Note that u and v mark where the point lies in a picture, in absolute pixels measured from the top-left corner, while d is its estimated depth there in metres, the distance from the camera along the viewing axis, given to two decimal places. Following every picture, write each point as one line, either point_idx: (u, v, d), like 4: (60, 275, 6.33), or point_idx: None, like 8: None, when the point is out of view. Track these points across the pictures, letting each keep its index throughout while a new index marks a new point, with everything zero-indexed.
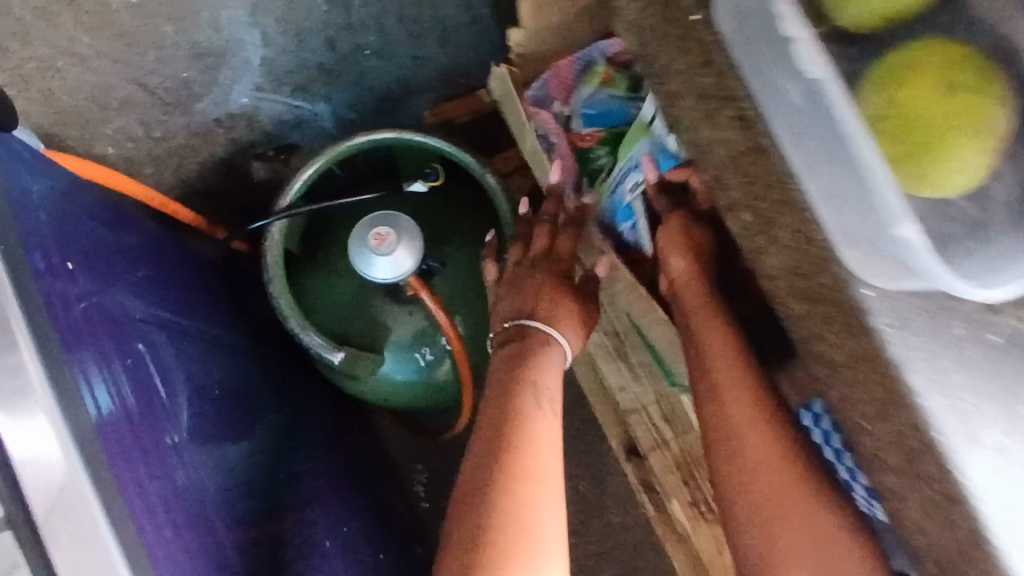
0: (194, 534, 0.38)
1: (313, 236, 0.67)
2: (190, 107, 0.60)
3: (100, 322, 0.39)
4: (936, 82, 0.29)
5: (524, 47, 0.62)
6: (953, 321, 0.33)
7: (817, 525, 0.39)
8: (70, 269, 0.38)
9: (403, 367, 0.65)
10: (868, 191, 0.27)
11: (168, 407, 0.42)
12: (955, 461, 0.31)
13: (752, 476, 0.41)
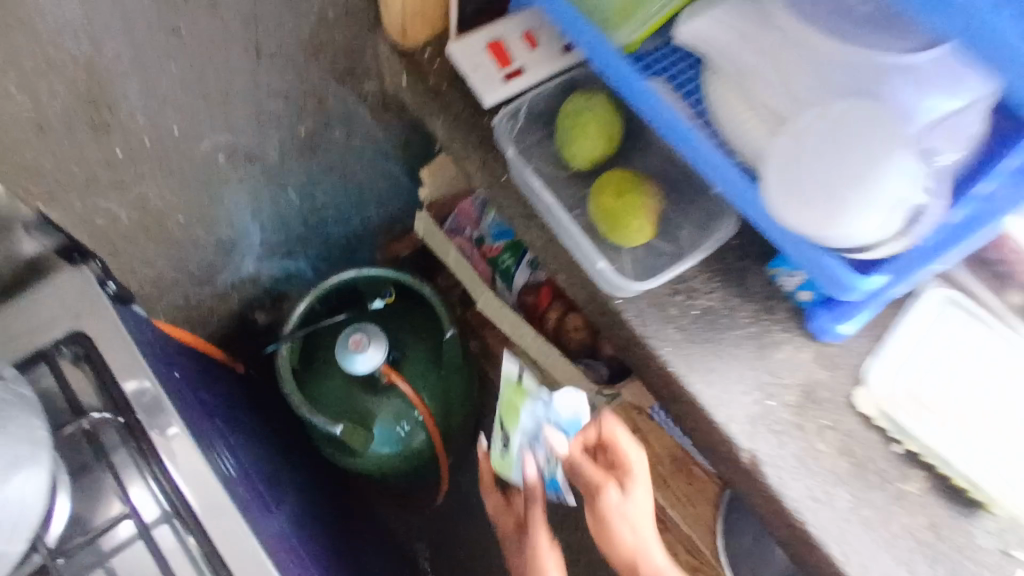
0: (279, 545, 0.62)
1: (307, 353, 0.92)
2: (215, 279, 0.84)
3: (193, 419, 0.62)
4: (613, 190, 0.58)
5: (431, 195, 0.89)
6: (677, 308, 0.59)
7: None
8: (169, 388, 0.61)
9: (387, 438, 0.90)
10: (584, 250, 0.60)
11: (240, 479, 0.66)
12: (688, 380, 0.58)
13: None
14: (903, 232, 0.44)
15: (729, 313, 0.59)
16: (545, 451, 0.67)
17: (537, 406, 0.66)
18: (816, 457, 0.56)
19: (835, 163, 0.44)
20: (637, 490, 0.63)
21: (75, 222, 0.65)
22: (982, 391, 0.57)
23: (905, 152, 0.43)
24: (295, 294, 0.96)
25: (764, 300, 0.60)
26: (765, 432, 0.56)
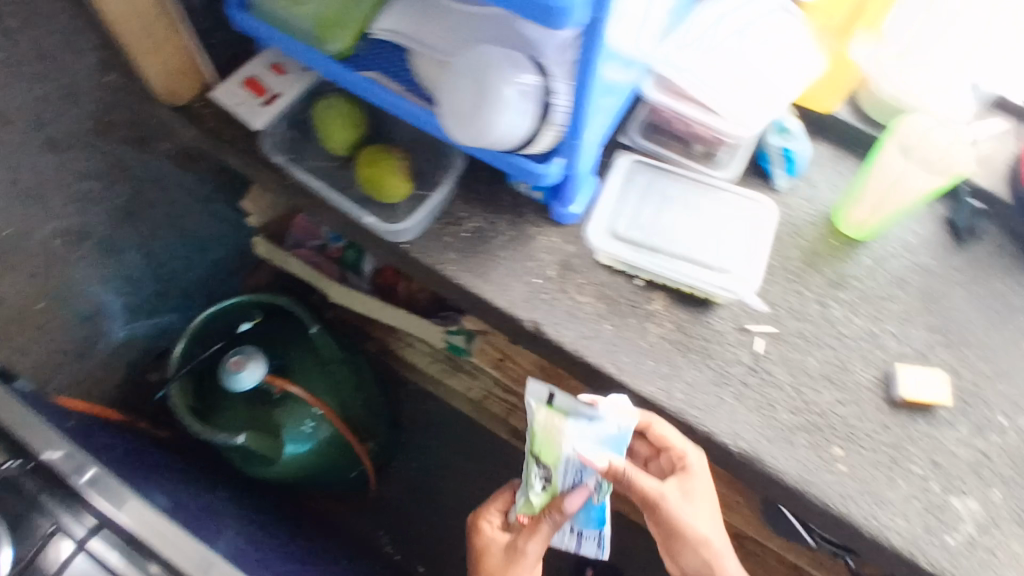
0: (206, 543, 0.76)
1: (199, 389, 1.02)
2: (93, 351, 0.94)
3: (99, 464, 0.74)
4: (366, 163, 0.74)
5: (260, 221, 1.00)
6: (451, 236, 0.76)
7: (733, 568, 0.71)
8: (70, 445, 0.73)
9: (297, 438, 1.03)
10: (355, 212, 0.75)
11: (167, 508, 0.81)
12: (473, 286, 0.74)
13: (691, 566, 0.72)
14: (548, 122, 0.62)
15: (492, 227, 0.77)
16: (589, 483, 0.70)
17: (579, 423, 0.69)
18: (580, 308, 0.74)
19: (480, 100, 0.59)
20: (699, 488, 0.73)
21: None
22: (654, 208, 0.73)
23: (521, 74, 0.59)
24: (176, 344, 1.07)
25: (514, 210, 0.78)
26: (538, 304, 0.74)
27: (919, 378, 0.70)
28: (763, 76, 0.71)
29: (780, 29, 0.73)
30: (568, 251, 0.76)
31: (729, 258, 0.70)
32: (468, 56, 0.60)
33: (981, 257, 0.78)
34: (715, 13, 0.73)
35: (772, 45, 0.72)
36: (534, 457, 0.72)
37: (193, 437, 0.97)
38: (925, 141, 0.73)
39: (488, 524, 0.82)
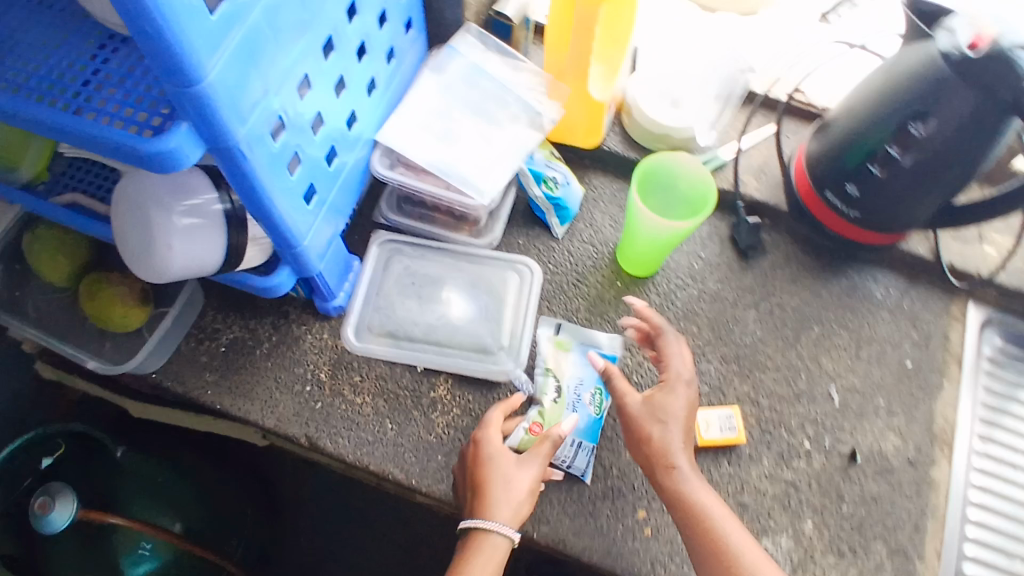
0: None
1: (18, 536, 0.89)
2: None
3: None
4: (88, 294, 0.67)
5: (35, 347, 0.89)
6: (207, 354, 0.70)
7: (687, 476, 0.59)
8: None
9: (138, 563, 0.94)
10: (85, 356, 0.67)
11: None
12: (235, 407, 0.68)
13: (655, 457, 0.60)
14: (250, 236, 0.57)
15: (252, 337, 0.71)
16: (582, 403, 0.67)
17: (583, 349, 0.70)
18: (359, 410, 0.68)
19: (149, 239, 0.52)
20: (673, 394, 0.62)
21: None
22: (418, 302, 0.71)
23: (193, 199, 0.53)
24: None
25: (276, 312, 0.72)
26: (307, 414, 0.67)
27: (716, 424, 0.66)
28: (489, 139, 0.66)
29: (498, 84, 0.69)
30: (339, 348, 0.70)
31: (493, 339, 0.70)
32: (129, 183, 0.52)
33: (771, 271, 0.75)
34: (438, 77, 0.68)
35: (499, 108, 0.68)
36: (543, 369, 0.69)
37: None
38: (669, 132, 0.74)
39: (488, 428, 0.63)
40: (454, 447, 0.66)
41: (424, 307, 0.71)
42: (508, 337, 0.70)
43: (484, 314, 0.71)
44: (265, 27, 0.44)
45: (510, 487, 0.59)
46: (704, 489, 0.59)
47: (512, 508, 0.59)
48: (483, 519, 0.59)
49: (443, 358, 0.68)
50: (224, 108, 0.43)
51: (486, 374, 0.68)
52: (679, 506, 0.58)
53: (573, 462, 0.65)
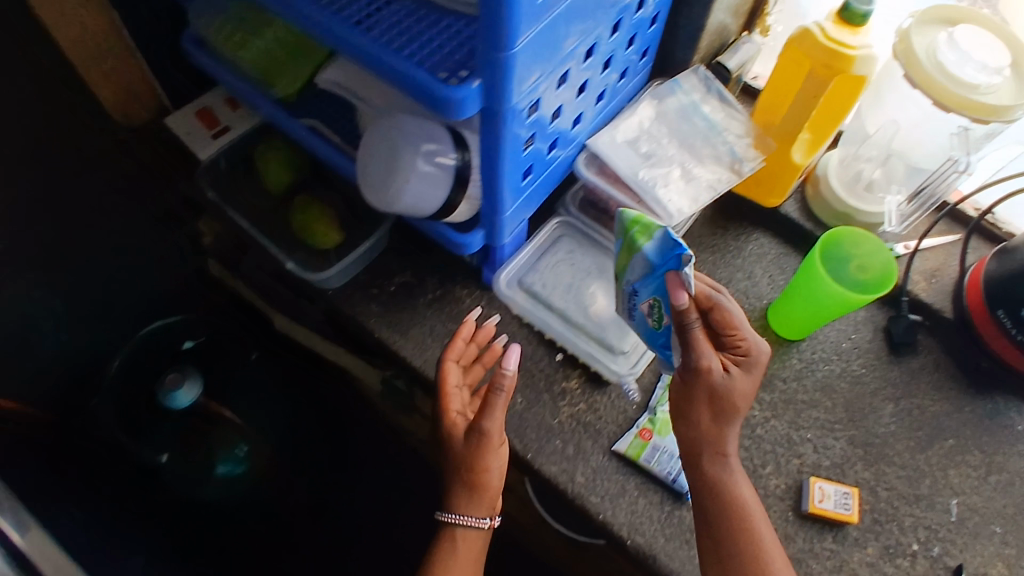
0: None
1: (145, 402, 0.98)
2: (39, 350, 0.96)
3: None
4: (298, 210, 0.75)
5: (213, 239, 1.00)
6: (377, 289, 0.76)
7: (762, 523, 0.59)
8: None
9: (229, 463, 1.00)
10: (280, 259, 0.76)
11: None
12: (389, 339, 0.74)
13: (731, 494, 0.60)
14: (466, 196, 0.63)
15: (419, 285, 0.77)
16: None
17: None
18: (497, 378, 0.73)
19: (393, 172, 0.59)
20: (748, 374, 0.60)
21: None
22: (569, 279, 0.74)
23: (434, 149, 0.59)
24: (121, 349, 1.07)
25: (444, 271, 0.78)
26: None
27: (832, 498, 0.67)
28: (688, 171, 0.69)
29: (710, 124, 0.71)
30: (491, 317, 0.76)
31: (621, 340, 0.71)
32: (389, 125, 0.60)
33: (916, 372, 0.76)
34: (654, 112, 0.72)
35: (704, 149, 0.70)
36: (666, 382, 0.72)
37: (139, 447, 0.96)
38: (853, 212, 0.77)
39: (448, 396, 0.69)
40: (573, 438, 0.70)
41: (573, 285, 0.74)
42: (634, 344, 0.71)
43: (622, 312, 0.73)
44: (563, 17, 0.51)
45: (474, 463, 0.68)
46: (744, 486, 0.60)
47: (478, 507, 0.71)
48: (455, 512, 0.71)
49: (577, 341, 0.71)
50: (514, 76, 0.49)
51: (602, 369, 0.70)
52: (725, 500, 0.59)
53: (677, 477, 0.67)
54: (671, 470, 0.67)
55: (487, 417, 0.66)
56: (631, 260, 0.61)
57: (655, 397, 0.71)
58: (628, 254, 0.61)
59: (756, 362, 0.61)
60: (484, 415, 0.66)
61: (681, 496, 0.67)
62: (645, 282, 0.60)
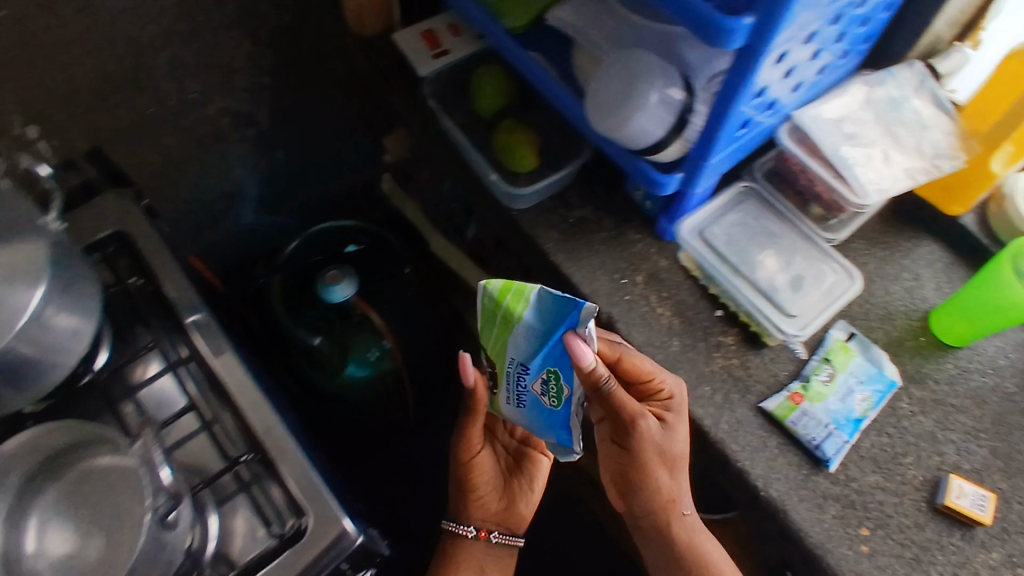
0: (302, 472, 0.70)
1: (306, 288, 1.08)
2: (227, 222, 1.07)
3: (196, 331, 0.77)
4: (504, 132, 0.81)
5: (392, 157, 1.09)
6: (559, 218, 0.82)
7: (719, 554, 0.73)
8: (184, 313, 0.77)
9: (360, 367, 1.06)
10: (482, 170, 0.82)
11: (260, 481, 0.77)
12: (564, 263, 0.79)
13: (688, 534, 0.72)
14: (681, 137, 0.67)
15: (597, 221, 0.82)
16: (850, 400, 0.73)
17: (866, 362, 0.75)
18: (656, 318, 0.78)
19: (627, 97, 0.65)
20: (680, 420, 0.69)
21: (129, 164, 0.89)
22: (750, 233, 0.77)
23: (667, 85, 0.64)
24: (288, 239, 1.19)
25: (622, 214, 0.83)
26: (616, 297, 0.78)
27: (971, 497, 0.68)
28: (889, 156, 0.72)
29: (918, 118, 0.74)
30: (659, 265, 0.81)
31: (790, 302, 0.73)
32: (633, 55, 0.66)
33: None
34: (867, 96, 0.75)
35: (909, 139, 0.73)
36: (821, 356, 0.76)
37: (296, 325, 1.05)
38: None
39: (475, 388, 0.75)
40: (722, 388, 0.74)
41: (754, 238, 0.77)
42: (803, 309, 0.73)
43: (794, 278, 0.75)
44: None
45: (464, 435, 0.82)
46: (698, 528, 0.73)
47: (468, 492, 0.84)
48: (459, 518, 0.91)
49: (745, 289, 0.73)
50: (787, 18, 0.52)
51: (765, 321, 0.72)
52: (686, 547, 0.72)
53: (821, 444, 0.71)
54: (816, 436, 0.71)
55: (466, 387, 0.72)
56: (518, 329, 0.60)
57: (808, 367, 0.75)
58: (517, 325, 0.60)
59: (678, 403, 0.69)
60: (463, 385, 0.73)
61: (819, 463, 0.70)
62: (541, 343, 0.59)
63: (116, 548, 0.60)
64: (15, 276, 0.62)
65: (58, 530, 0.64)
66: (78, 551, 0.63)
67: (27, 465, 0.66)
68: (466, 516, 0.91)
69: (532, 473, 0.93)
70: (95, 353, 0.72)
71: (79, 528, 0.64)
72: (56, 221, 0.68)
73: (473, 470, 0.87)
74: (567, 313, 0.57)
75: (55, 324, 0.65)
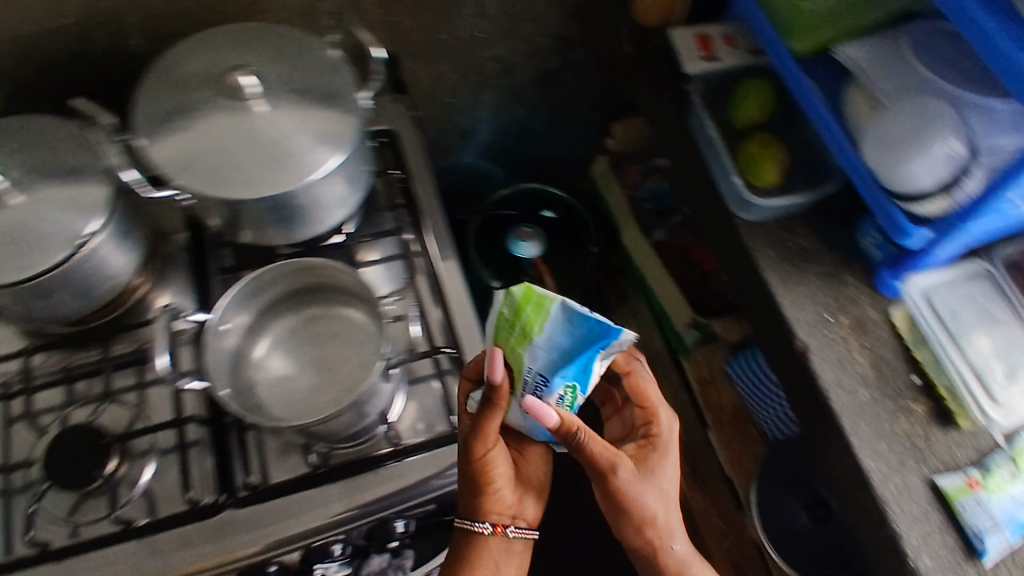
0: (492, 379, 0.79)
1: (498, 237, 1.17)
2: (452, 155, 1.17)
3: (431, 231, 0.85)
4: (757, 144, 0.85)
5: (616, 139, 1.18)
6: (780, 240, 0.84)
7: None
8: (426, 216, 0.86)
9: None
10: (725, 171, 0.87)
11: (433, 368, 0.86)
12: (773, 283, 0.82)
13: (678, 565, 0.72)
14: (949, 194, 0.69)
15: (817, 254, 0.84)
16: None
17: None
18: (851, 362, 0.79)
19: (911, 139, 0.71)
20: (664, 459, 0.69)
21: (407, 78, 0.99)
22: (978, 311, 0.80)
23: (952, 139, 0.69)
24: (490, 187, 1.28)
25: (844, 255, 0.84)
26: (816, 331, 0.80)
27: None
28: None
29: None
30: (867, 314, 0.81)
31: (1003, 391, 0.74)
32: (931, 105, 0.72)
33: None
34: None
35: None
36: (1011, 453, 0.73)
37: (482, 266, 1.14)
38: None
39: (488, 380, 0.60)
40: (898, 450, 0.74)
41: (981, 317, 0.79)
42: (1014, 400, 0.74)
43: (1014, 368, 0.76)
44: None
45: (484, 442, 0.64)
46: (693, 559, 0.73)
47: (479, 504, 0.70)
48: (469, 516, 0.71)
49: (960, 360, 0.76)
50: None
51: (971, 399, 0.74)
52: None
53: (988, 538, 0.69)
54: (985, 528, 0.69)
55: (491, 399, 0.61)
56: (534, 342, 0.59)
57: (994, 459, 0.73)
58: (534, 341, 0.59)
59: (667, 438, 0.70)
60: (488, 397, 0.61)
61: (982, 557, 0.69)
62: (559, 359, 0.59)
63: (341, 388, 0.70)
64: (329, 137, 0.71)
65: (283, 354, 0.73)
66: (298, 376, 0.72)
67: (283, 286, 0.74)
68: (477, 515, 0.71)
69: (537, 461, 0.76)
70: (344, 219, 0.82)
71: (301, 360, 0.73)
72: (367, 98, 0.76)
73: (486, 465, 0.67)
74: (595, 333, 0.57)
75: (334, 187, 0.75)
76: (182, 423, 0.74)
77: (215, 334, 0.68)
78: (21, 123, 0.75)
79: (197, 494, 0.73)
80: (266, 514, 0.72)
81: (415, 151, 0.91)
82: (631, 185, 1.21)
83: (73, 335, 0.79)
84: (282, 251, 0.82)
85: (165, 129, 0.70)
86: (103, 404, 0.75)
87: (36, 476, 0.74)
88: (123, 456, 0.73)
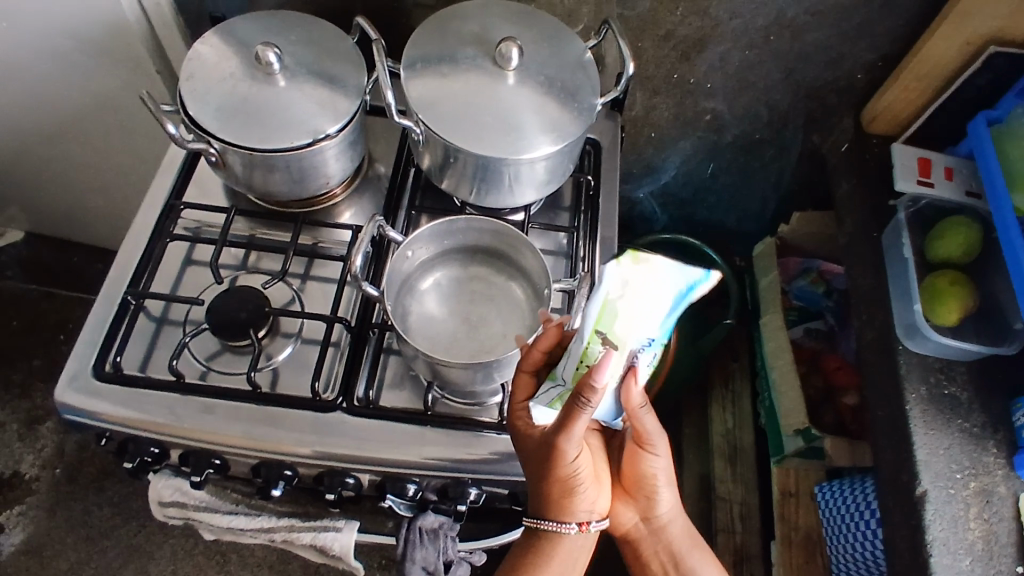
0: None
1: None
2: (628, 187, 1.21)
3: (603, 243, 0.88)
4: (944, 279, 0.85)
5: (786, 232, 1.20)
6: (933, 383, 0.82)
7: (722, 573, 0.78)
8: (604, 228, 0.90)
9: None
10: (907, 295, 0.87)
11: None
12: (913, 419, 0.80)
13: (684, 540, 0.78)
14: None
15: (967, 410, 0.81)
16: None
17: None
18: (964, 527, 0.76)
19: None
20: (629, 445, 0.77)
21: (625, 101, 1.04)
22: None
23: None
24: (648, 229, 1.31)
25: (994, 422, 0.80)
26: (940, 483, 0.77)
27: None
28: None
29: None
30: (999, 488, 0.78)
31: None
32: None
33: None
34: None
35: None
36: None
37: None
38: None
39: (586, 392, 0.57)
40: None
41: None
42: None
43: None
44: None
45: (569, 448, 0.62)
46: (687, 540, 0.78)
47: (557, 505, 0.68)
48: (547, 517, 0.69)
49: None
50: None
51: None
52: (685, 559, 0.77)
53: None
54: None
55: (587, 409, 0.58)
56: (635, 301, 0.59)
57: None
58: (636, 302, 0.59)
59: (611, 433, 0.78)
60: (584, 407, 0.58)
61: None
62: (667, 315, 0.59)
63: (486, 346, 0.75)
64: (556, 127, 0.76)
65: (440, 298, 0.78)
66: (449, 320, 0.77)
67: (470, 239, 0.79)
68: (554, 516, 0.69)
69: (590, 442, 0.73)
70: (531, 202, 0.87)
71: (454, 308, 0.78)
72: (600, 105, 0.80)
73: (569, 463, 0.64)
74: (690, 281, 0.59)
75: (541, 173, 0.80)
76: (332, 321, 0.80)
77: (400, 257, 0.74)
78: (308, 23, 0.85)
79: (320, 388, 0.79)
80: (371, 432, 0.77)
81: (613, 169, 0.95)
82: (789, 286, 1.22)
83: (272, 212, 0.90)
84: (468, 210, 0.89)
85: (430, 69, 0.78)
86: (274, 279, 0.83)
87: (198, 317, 0.83)
88: (270, 329, 0.81)
